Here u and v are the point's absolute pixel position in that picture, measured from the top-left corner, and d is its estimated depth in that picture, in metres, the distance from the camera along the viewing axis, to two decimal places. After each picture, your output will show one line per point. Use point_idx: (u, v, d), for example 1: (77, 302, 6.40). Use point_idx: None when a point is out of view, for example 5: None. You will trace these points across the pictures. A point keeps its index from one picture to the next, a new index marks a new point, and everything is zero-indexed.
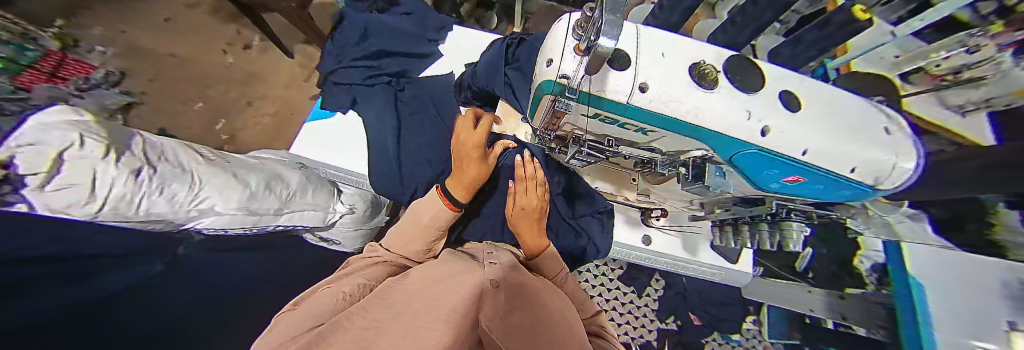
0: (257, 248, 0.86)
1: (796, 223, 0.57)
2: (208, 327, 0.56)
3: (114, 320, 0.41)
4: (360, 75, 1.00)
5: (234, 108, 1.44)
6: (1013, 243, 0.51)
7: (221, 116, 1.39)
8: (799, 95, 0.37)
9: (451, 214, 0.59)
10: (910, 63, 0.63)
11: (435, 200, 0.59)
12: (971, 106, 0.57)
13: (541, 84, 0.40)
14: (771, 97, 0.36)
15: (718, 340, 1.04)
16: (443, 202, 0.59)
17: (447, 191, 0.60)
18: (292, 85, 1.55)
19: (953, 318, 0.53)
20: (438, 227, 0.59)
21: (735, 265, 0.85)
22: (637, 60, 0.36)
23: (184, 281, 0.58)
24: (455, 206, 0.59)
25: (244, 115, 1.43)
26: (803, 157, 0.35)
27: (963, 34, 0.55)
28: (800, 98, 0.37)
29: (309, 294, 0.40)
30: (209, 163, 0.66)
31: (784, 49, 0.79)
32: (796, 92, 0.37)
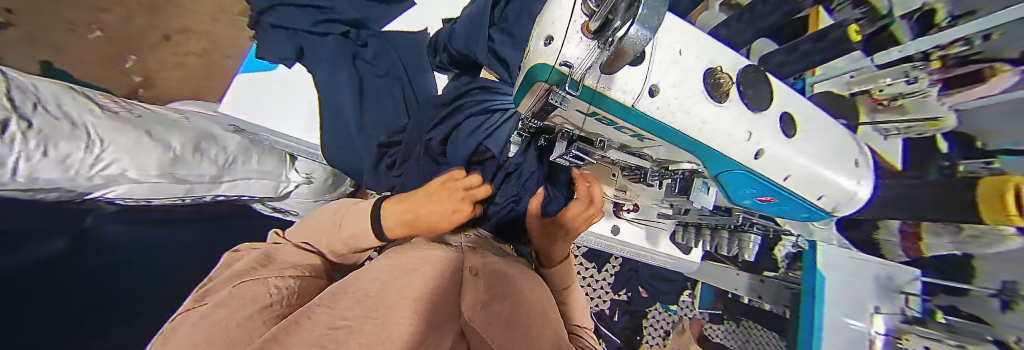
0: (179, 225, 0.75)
1: (753, 235, 0.68)
2: (133, 312, 0.57)
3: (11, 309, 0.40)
4: (308, 19, 0.82)
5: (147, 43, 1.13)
6: (886, 244, 0.63)
7: (129, 51, 1.07)
8: (797, 118, 0.37)
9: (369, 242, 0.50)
10: (862, 85, 0.59)
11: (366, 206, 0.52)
12: (894, 130, 0.58)
13: (533, 68, 0.32)
14: (774, 119, 0.35)
15: (658, 309, 1.19)
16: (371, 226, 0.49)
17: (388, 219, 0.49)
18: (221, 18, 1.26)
19: (840, 302, 0.59)
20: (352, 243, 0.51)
21: (688, 256, 0.96)
22: (652, 54, 0.29)
23: (71, 276, 0.50)
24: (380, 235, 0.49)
25: (161, 53, 1.12)
26: (784, 182, 0.36)
27: (909, 64, 0.52)
28: (797, 121, 0.37)
29: (220, 286, 0.33)
30: (113, 114, 0.53)
31: (775, 55, 0.65)
32: (794, 113, 0.37)
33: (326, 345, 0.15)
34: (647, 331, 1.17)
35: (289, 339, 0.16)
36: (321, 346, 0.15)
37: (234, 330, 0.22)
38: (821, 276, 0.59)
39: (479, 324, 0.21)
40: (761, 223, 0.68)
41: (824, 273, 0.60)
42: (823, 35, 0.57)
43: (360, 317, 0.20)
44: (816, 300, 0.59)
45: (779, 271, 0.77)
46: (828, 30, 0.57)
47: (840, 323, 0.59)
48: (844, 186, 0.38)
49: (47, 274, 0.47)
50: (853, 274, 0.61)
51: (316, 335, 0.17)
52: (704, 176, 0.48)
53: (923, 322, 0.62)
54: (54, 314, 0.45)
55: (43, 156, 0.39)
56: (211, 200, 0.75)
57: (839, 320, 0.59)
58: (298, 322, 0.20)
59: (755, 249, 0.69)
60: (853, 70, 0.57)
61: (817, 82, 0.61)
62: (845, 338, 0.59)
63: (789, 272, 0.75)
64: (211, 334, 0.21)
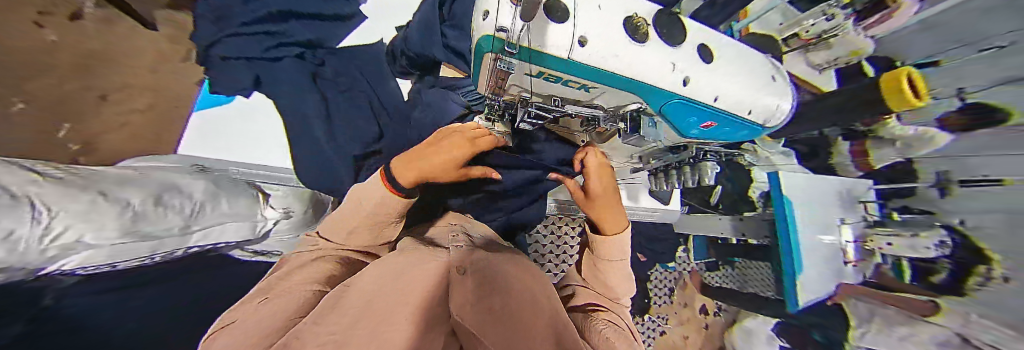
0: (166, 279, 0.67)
1: (711, 162, 0.66)
2: None
3: None
4: (258, 45, 0.80)
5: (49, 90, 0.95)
6: (840, 164, 0.78)
7: None
8: (712, 49, 0.41)
9: (399, 201, 0.47)
10: (789, 30, 0.65)
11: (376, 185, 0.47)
12: (825, 64, 0.67)
13: (478, 41, 0.34)
14: (693, 50, 0.38)
15: (659, 269, 1.22)
16: (387, 187, 0.46)
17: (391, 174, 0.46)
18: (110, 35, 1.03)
19: (806, 220, 0.65)
20: (385, 217, 0.48)
21: (668, 205, 1.03)
22: (574, 10, 0.32)
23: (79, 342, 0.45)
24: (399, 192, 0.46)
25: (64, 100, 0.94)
26: (715, 103, 0.40)
27: (824, 5, 0.61)
28: (714, 52, 0.41)
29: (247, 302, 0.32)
30: (53, 181, 0.45)
31: (703, 10, 0.78)
32: (710, 45, 0.41)
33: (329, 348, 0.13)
34: (653, 292, 1.20)
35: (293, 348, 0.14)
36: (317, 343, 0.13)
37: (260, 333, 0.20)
38: (787, 202, 0.65)
39: (472, 324, 0.19)
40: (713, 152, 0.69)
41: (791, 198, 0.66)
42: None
43: (348, 329, 0.17)
44: (789, 223, 0.65)
45: (760, 211, 0.84)
46: None
47: (811, 239, 0.65)
48: (766, 101, 0.43)
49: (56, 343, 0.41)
50: (816, 193, 0.68)
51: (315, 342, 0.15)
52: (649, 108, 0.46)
53: (884, 223, 0.69)
54: None
55: None
56: (186, 253, 0.68)
57: (810, 235, 0.65)
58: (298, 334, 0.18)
59: (712, 175, 0.66)
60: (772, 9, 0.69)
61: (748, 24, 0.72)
62: (817, 251, 0.65)
63: (765, 208, 0.83)
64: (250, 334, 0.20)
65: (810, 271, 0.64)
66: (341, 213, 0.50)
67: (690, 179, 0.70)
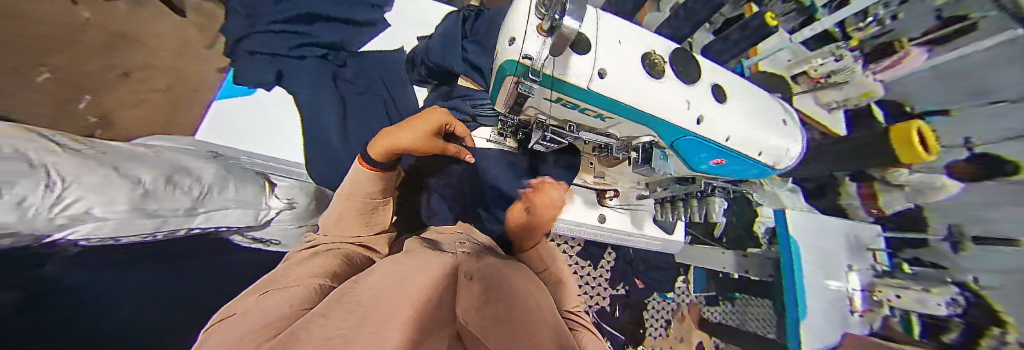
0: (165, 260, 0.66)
1: (718, 198, 0.67)
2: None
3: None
4: (285, 43, 0.84)
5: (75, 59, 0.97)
6: (849, 206, 0.77)
7: None
8: (725, 88, 0.42)
9: (370, 174, 0.49)
10: (798, 67, 0.70)
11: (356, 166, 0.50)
12: (836, 103, 0.69)
13: (501, 65, 0.36)
14: (705, 89, 0.40)
15: (657, 298, 1.19)
16: (363, 164, 0.49)
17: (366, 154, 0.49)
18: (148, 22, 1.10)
19: (815, 265, 0.64)
20: (366, 195, 0.51)
21: (671, 235, 0.97)
22: (596, 45, 0.34)
23: (58, 318, 0.43)
24: (375, 166, 0.49)
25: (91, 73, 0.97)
26: (727, 143, 0.40)
27: (834, 46, 0.65)
28: (727, 91, 0.42)
29: (243, 300, 0.32)
30: (72, 152, 0.45)
31: (714, 45, 0.80)
32: (723, 85, 0.42)
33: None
34: (649, 322, 1.16)
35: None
36: None
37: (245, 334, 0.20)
38: (794, 243, 0.64)
39: (477, 328, 0.21)
40: (722, 187, 0.69)
41: (798, 237, 0.65)
42: (746, 24, 0.71)
43: (356, 325, 0.19)
44: (794, 262, 0.63)
45: (763, 247, 0.84)
46: (747, 20, 0.71)
47: (819, 284, 0.63)
48: (779, 144, 0.43)
49: (33, 317, 0.40)
50: (823, 235, 0.67)
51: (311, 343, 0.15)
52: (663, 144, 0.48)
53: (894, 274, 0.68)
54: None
55: None
56: (187, 234, 0.66)
57: (817, 278, 0.63)
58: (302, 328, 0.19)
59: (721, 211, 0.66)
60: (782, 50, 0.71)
61: (758, 62, 0.74)
62: (825, 296, 0.63)
63: (770, 246, 0.82)
64: (236, 337, 0.20)
65: (816, 317, 0.62)
66: (339, 206, 0.51)
67: (697, 212, 0.72)
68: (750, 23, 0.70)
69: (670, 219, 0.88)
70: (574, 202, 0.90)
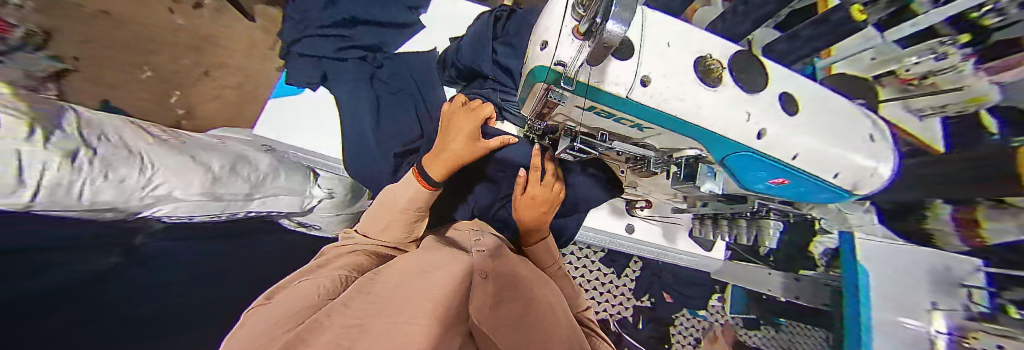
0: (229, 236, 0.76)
1: (773, 221, 0.61)
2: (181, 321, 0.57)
3: (67, 316, 0.39)
4: (330, 46, 0.90)
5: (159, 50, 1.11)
6: (939, 235, 0.59)
7: None
8: (797, 97, 0.36)
9: (427, 193, 0.54)
10: (885, 66, 0.58)
11: (410, 181, 0.54)
12: (930, 110, 0.57)
13: (532, 70, 0.34)
14: (772, 100, 0.34)
15: (686, 315, 1.11)
16: (419, 181, 0.54)
17: (422, 168, 0.54)
18: (218, 22, 1.23)
19: (887, 301, 0.54)
20: (415, 210, 0.54)
21: (710, 252, 0.93)
22: (640, 50, 0.30)
23: (141, 282, 0.51)
24: (432, 186, 0.54)
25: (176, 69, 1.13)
26: (794, 161, 0.35)
27: (934, 40, 0.51)
28: (799, 102, 0.36)
29: (285, 285, 0.36)
30: (159, 141, 0.54)
31: (777, 44, 0.64)
32: (795, 94, 0.36)
33: (343, 342, 0.14)
34: (676, 339, 1.07)
35: (308, 342, 0.15)
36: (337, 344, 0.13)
37: (285, 316, 0.23)
38: (862, 273, 0.56)
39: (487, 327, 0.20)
40: (779, 210, 0.62)
41: (868, 266, 0.56)
42: (823, 19, 0.56)
43: (371, 316, 0.19)
44: (861, 294, 0.55)
45: (820, 270, 0.73)
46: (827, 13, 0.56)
47: (894, 324, 0.53)
48: (858, 163, 0.36)
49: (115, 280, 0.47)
50: (903, 267, 0.57)
51: (336, 330, 0.16)
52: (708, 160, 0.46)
53: (993, 319, 0.53)
54: (111, 322, 0.45)
55: (104, 179, 0.39)
56: (246, 217, 0.76)
57: (890, 315, 0.54)
58: (325, 317, 0.19)
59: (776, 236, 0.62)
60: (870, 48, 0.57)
61: (832, 63, 0.61)
62: (903, 339, 0.53)
63: (829, 270, 0.71)
64: (275, 320, 0.22)
65: None
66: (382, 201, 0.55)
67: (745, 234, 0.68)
68: (831, 16, 0.55)
69: (709, 236, 0.84)
70: (601, 211, 0.88)
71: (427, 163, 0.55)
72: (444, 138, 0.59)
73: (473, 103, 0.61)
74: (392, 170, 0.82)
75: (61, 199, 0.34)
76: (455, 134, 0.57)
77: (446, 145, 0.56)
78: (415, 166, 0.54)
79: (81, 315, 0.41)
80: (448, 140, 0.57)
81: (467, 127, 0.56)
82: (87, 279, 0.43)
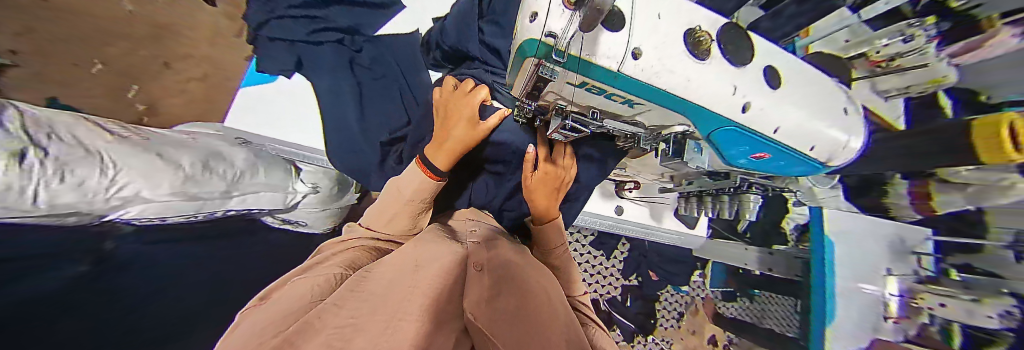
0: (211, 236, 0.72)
1: (753, 195, 0.64)
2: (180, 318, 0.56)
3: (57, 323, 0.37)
4: (302, 29, 0.84)
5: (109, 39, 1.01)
6: (895, 205, 0.65)
7: None
8: (781, 73, 0.37)
9: (433, 184, 0.53)
10: (857, 48, 0.61)
11: (415, 172, 0.53)
12: (895, 92, 0.60)
13: (522, 45, 0.33)
14: (757, 71, 0.35)
15: (670, 292, 1.19)
16: (424, 172, 0.52)
17: (427, 159, 0.53)
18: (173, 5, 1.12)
19: (849, 267, 0.59)
20: (420, 201, 0.53)
21: (694, 230, 0.99)
22: (633, 19, 0.30)
23: (123, 287, 0.49)
24: (438, 176, 0.53)
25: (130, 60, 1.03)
26: (774, 135, 0.37)
27: (903, 22, 0.54)
28: (782, 75, 0.37)
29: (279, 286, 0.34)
30: (119, 139, 0.49)
31: (761, 22, 0.66)
32: (778, 68, 0.37)
33: (335, 344, 0.14)
34: (661, 314, 1.16)
35: (301, 340, 0.14)
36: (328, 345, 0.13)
37: (279, 315, 0.22)
38: (829, 243, 0.60)
39: (484, 323, 0.20)
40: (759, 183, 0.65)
41: (834, 239, 0.60)
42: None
43: (368, 313, 0.19)
44: (826, 264, 0.59)
45: (790, 245, 0.78)
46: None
47: (853, 288, 0.59)
48: (831, 136, 0.38)
49: (93, 287, 0.45)
50: (864, 237, 0.61)
51: (324, 335, 0.15)
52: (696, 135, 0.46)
53: (938, 281, 0.62)
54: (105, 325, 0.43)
55: (61, 181, 0.36)
56: (225, 215, 0.72)
57: (851, 281, 0.59)
58: (317, 317, 0.19)
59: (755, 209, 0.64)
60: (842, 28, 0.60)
61: (810, 43, 0.64)
62: (858, 301, 0.59)
63: (798, 244, 0.76)
64: (265, 320, 0.21)
65: (846, 322, 0.58)
66: (386, 197, 0.55)
67: (728, 208, 0.70)
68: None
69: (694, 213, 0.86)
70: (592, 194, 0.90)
71: (431, 152, 0.54)
72: (445, 124, 0.56)
73: (466, 85, 0.56)
74: (379, 162, 0.79)
75: (13, 204, 0.32)
76: (455, 122, 0.54)
77: (448, 132, 0.53)
78: (418, 157, 0.53)
79: (87, 324, 0.42)
80: (447, 128, 0.54)
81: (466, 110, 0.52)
82: (65, 286, 0.41)
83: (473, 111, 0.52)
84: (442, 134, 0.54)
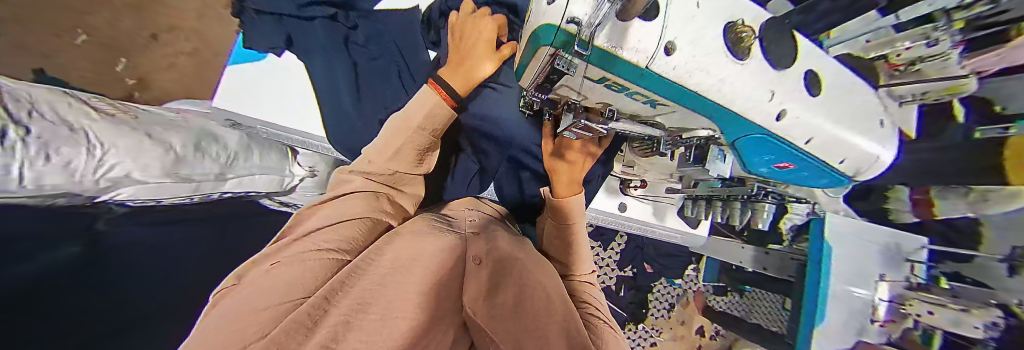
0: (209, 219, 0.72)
1: (767, 205, 0.65)
2: (184, 298, 0.56)
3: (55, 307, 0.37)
4: (291, 4, 0.80)
5: (95, 8, 0.98)
6: (895, 211, 0.67)
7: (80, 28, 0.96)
8: (822, 77, 0.35)
9: (449, 110, 0.50)
10: (878, 50, 0.53)
11: (428, 95, 0.50)
12: (910, 97, 0.54)
13: (539, 29, 0.30)
14: (796, 76, 0.33)
15: (663, 283, 1.21)
16: (438, 94, 0.49)
17: (441, 81, 0.50)
18: None
19: (842, 271, 0.60)
20: (430, 131, 0.50)
21: (695, 230, 0.97)
22: (668, 5, 0.25)
23: (121, 270, 0.48)
24: (454, 101, 0.50)
25: (119, 31, 1.00)
26: (805, 146, 0.35)
27: (931, 24, 0.48)
28: (821, 80, 0.35)
29: (261, 264, 0.32)
30: (106, 116, 0.47)
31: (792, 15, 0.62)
32: (820, 72, 0.35)
33: (329, 345, 0.13)
34: (653, 304, 1.20)
35: (293, 341, 0.14)
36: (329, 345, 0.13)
37: (257, 313, 0.19)
38: (828, 247, 0.60)
39: (484, 320, 0.20)
40: (774, 192, 0.65)
41: (832, 243, 0.60)
42: None
43: (362, 311, 0.18)
44: (822, 268, 0.60)
45: (786, 244, 0.78)
46: None
47: (843, 291, 0.60)
48: (857, 146, 0.37)
49: (92, 268, 0.44)
50: (863, 243, 0.62)
51: (326, 331, 0.15)
52: (720, 143, 0.45)
53: (926, 289, 0.62)
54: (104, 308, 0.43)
55: (47, 162, 0.35)
56: (222, 198, 0.72)
57: (844, 283, 0.60)
58: (310, 314, 0.18)
59: (769, 217, 0.67)
60: (869, 31, 0.51)
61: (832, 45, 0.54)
62: (849, 304, 0.60)
63: (795, 244, 0.76)
64: (242, 315, 0.19)
65: (834, 323, 0.60)
66: (383, 143, 0.50)
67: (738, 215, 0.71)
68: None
69: (701, 215, 0.87)
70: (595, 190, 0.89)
71: (448, 76, 0.51)
72: (461, 46, 0.52)
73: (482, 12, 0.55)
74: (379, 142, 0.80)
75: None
76: (472, 43, 0.50)
77: (466, 53, 0.51)
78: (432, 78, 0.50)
79: None
80: (462, 53, 0.52)
81: (483, 32, 0.50)
82: (64, 265, 0.41)
83: (490, 34, 0.50)
84: (456, 57, 0.52)
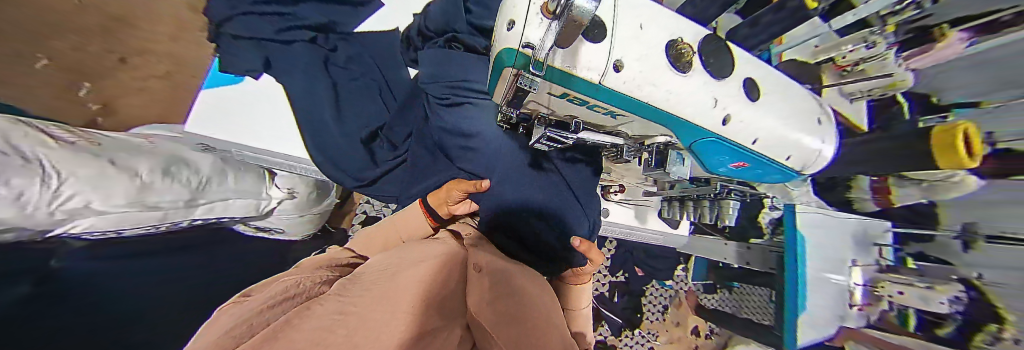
0: (181, 247, 0.69)
1: (732, 200, 0.66)
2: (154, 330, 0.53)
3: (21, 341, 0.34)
4: (271, 27, 0.80)
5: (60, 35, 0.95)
6: (858, 200, 0.66)
7: None
8: (760, 84, 0.38)
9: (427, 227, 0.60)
10: (826, 53, 0.59)
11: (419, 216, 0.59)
12: (859, 93, 0.58)
13: (501, 53, 0.32)
14: (736, 85, 0.36)
15: (656, 286, 1.24)
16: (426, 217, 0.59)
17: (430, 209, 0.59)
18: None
19: (817, 260, 0.63)
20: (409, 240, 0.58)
21: (676, 230, 1.00)
22: (613, 31, 0.29)
23: (84, 305, 0.45)
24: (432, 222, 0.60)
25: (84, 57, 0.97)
26: (753, 145, 0.38)
27: (867, 30, 0.53)
28: (760, 86, 0.38)
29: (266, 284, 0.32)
30: (65, 144, 0.44)
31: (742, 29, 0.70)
32: (757, 80, 0.38)
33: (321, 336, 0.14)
34: (647, 308, 1.22)
35: (285, 331, 0.14)
36: (332, 331, 0.14)
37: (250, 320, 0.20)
38: (800, 237, 0.64)
39: (492, 326, 0.19)
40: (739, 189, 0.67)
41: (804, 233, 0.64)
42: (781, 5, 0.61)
43: (370, 301, 0.18)
44: (797, 257, 0.63)
45: (766, 238, 0.80)
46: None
47: (818, 279, 0.63)
48: (804, 143, 0.40)
49: (50, 305, 0.41)
50: (834, 231, 0.65)
51: (329, 319, 0.16)
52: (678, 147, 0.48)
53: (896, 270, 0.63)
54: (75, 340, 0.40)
55: None
56: (192, 225, 0.69)
57: (819, 271, 0.63)
58: (310, 306, 0.19)
59: (734, 214, 0.67)
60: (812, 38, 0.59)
61: (783, 50, 0.63)
62: (827, 291, 0.63)
63: (773, 237, 0.79)
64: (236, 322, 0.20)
65: (815, 311, 0.62)
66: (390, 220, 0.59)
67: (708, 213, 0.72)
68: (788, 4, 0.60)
69: (677, 216, 0.89)
70: None
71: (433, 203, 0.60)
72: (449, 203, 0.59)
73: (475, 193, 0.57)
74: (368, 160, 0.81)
75: None
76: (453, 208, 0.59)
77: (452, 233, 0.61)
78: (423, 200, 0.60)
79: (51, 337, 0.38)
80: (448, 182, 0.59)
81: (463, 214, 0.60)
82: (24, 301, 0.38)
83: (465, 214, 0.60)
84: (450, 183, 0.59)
